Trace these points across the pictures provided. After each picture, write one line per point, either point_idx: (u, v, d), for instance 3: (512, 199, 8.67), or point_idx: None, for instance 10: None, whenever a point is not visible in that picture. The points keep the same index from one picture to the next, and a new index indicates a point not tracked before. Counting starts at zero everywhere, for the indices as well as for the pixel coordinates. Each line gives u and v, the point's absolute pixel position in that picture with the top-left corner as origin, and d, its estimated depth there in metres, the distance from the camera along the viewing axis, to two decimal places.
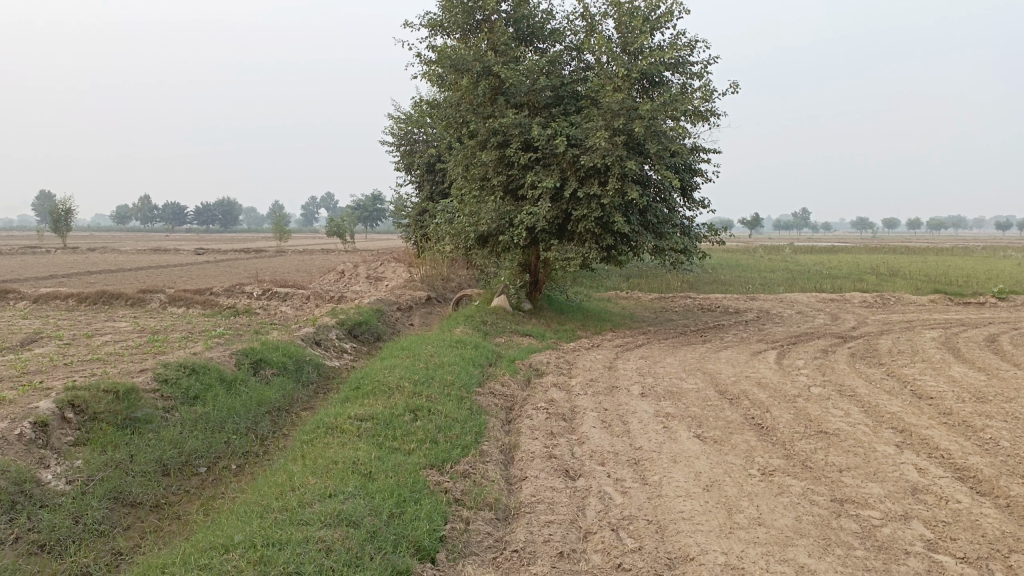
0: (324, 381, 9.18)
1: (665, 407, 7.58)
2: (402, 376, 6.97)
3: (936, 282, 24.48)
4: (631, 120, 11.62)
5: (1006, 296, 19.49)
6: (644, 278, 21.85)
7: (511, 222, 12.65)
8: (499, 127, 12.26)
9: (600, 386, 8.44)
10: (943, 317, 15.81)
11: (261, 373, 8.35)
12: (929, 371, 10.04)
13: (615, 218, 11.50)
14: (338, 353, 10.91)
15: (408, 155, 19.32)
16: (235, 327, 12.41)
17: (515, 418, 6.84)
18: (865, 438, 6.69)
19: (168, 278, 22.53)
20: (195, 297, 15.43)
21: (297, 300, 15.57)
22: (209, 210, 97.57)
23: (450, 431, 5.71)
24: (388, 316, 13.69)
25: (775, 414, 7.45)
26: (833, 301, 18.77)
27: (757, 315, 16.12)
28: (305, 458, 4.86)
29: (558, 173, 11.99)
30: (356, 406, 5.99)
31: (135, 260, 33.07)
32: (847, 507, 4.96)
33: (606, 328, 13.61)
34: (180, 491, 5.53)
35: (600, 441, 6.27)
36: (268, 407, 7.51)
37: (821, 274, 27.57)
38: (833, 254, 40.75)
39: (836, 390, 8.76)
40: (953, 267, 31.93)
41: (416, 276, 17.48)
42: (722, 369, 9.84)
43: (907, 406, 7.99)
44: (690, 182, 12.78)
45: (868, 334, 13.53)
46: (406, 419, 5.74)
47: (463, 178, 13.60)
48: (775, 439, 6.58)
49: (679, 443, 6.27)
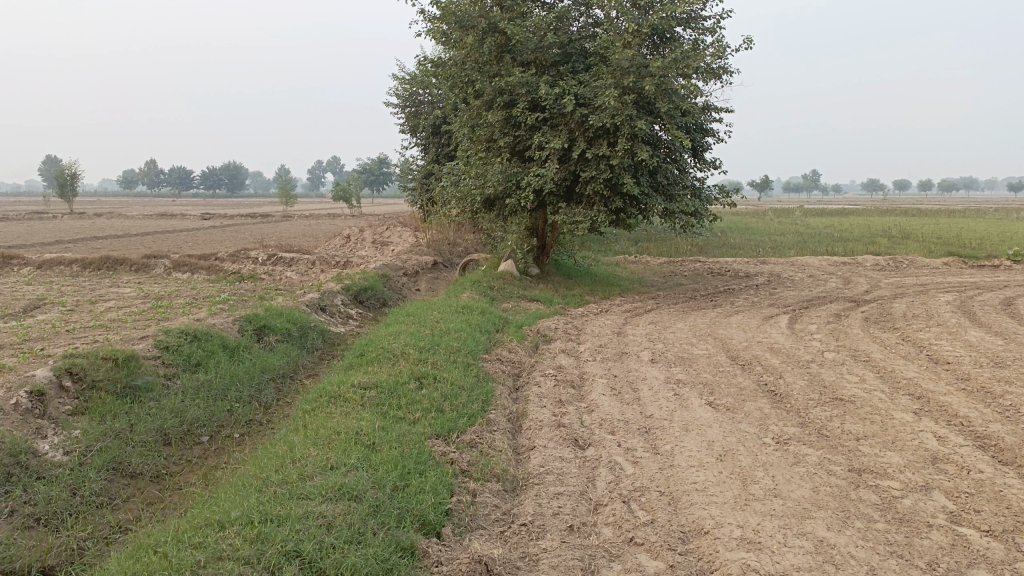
0: (329, 347, 9.06)
1: (676, 373, 7.43)
2: (407, 343, 6.81)
3: (949, 245, 24.10)
4: (641, 78, 11.31)
5: (1021, 259, 19.16)
6: (653, 242, 21.58)
7: (518, 184, 12.40)
8: (506, 86, 11.96)
9: (609, 352, 8.28)
10: (957, 280, 15.55)
11: (264, 339, 8.24)
12: (945, 336, 9.84)
13: (624, 179, 11.25)
14: (343, 318, 10.79)
15: (414, 117, 18.98)
16: (240, 292, 12.28)
17: (523, 386, 6.69)
18: (882, 405, 6.52)
19: (173, 243, 22.40)
20: (199, 262, 15.31)
21: (303, 265, 15.43)
22: (215, 175, 97.25)
23: (456, 399, 5.56)
24: (394, 281, 13.53)
25: (789, 380, 7.28)
26: (845, 265, 18.49)
27: (768, 279, 15.89)
28: (306, 428, 4.72)
29: (566, 134, 11.72)
30: (360, 374, 5.85)
31: (141, 225, 32.93)
32: (865, 477, 4.81)
33: (614, 292, 13.42)
34: (181, 461, 5.46)
35: (610, 409, 6.13)
36: (272, 373, 7.40)
37: (833, 236, 27.22)
38: (843, 216, 40.26)
39: (850, 355, 8.58)
40: (966, 229, 31.48)
41: (422, 241, 17.28)
42: (734, 335, 9.66)
43: (924, 372, 7.80)
44: (701, 142, 12.48)
45: (882, 298, 13.30)
46: (411, 387, 5.59)
47: (470, 139, 13.33)
48: (790, 406, 6.41)
49: (691, 411, 6.11)
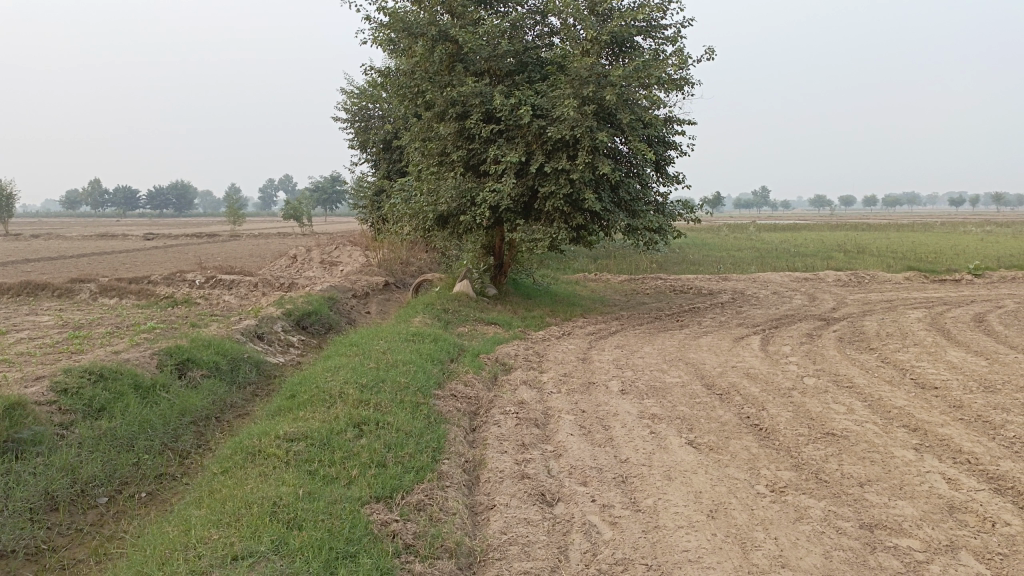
0: (264, 380, 8.16)
1: (649, 406, 6.70)
2: (346, 380, 5.96)
3: (908, 259, 24.06)
4: (600, 87, 10.72)
5: (981, 273, 19.03)
6: (613, 259, 21.00)
7: (473, 200, 11.65)
8: (459, 96, 11.23)
9: (575, 382, 7.54)
10: (922, 296, 15.23)
11: (187, 375, 7.32)
12: (925, 356, 9.33)
13: (586, 194, 10.59)
14: (283, 347, 9.88)
15: (364, 132, 18.12)
16: (171, 319, 11.28)
17: (480, 426, 5.91)
18: (878, 441, 5.88)
19: (109, 265, 21.12)
20: (129, 286, 14.20)
21: (244, 288, 14.43)
22: (162, 194, 94.64)
23: (401, 449, 4.74)
24: (341, 304, 12.64)
25: (772, 412, 6.62)
26: (808, 281, 18.12)
27: (733, 297, 15.38)
28: (212, 498, 3.86)
29: (522, 147, 11.02)
30: (288, 421, 4.98)
31: (80, 246, 31.28)
32: (880, 536, 4.13)
33: (576, 313, 12.72)
34: (69, 531, 4.57)
35: (579, 453, 5.37)
36: (192, 417, 6.54)
37: (790, 252, 27.07)
38: (799, 232, 40.38)
39: (832, 381, 7.97)
40: (917, 244, 31.73)
41: (373, 260, 16.39)
42: (706, 359, 9.02)
43: (914, 399, 7.20)
44: (664, 156, 11.91)
45: (851, 316, 12.84)
46: (349, 437, 4.75)
47: (420, 153, 12.53)
48: (779, 444, 5.74)
49: (671, 454, 5.38)
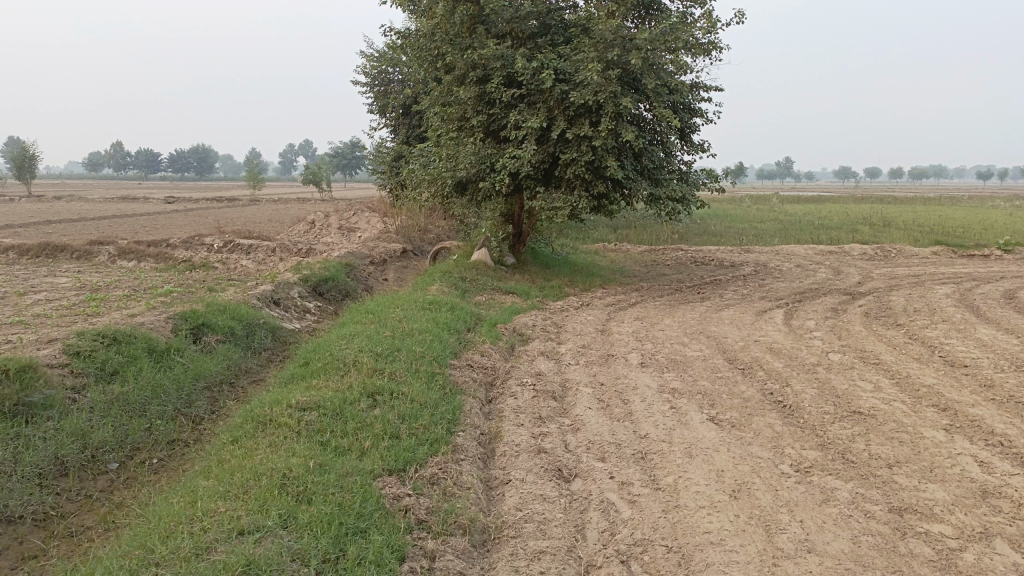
0: (280, 346, 8.09)
1: (669, 380, 6.55)
2: (361, 348, 5.84)
3: (935, 233, 23.55)
4: (625, 52, 10.43)
5: (1011, 249, 18.58)
6: (633, 229, 20.72)
7: (492, 167, 11.43)
8: (479, 59, 10.97)
9: (594, 354, 7.39)
10: (950, 271, 14.88)
11: (202, 340, 7.25)
12: (954, 333, 9.08)
13: (608, 162, 10.34)
14: (299, 312, 9.80)
15: (383, 96, 17.87)
16: (187, 283, 11.23)
17: (496, 398, 5.79)
18: (907, 421, 5.69)
19: (128, 228, 21.14)
20: (147, 249, 14.18)
21: (261, 253, 14.36)
22: (183, 157, 94.94)
23: (415, 421, 4.62)
24: (358, 271, 12.53)
25: (796, 389, 6.44)
26: (832, 254, 17.77)
27: (755, 270, 15.10)
28: (220, 469, 3.78)
29: (544, 113, 10.77)
30: (301, 389, 4.88)
31: (100, 209, 31.40)
32: (910, 520, 3.97)
33: (595, 284, 12.53)
34: (79, 497, 4.53)
35: (598, 428, 5.23)
36: (206, 382, 6.48)
37: (813, 224, 26.62)
38: (823, 204, 39.68)
39: (858, 357, 7.76)
40: (943, 218, 31.10)
41: (391, 227, 16.24)
42: (728, 332, 8.82)
43: (943, 377, 6.99)
44: (690, 123, 11.60)
45: (877, 290, 12.56)
46: (362, 407, 4.64)
47: (440, 118, 12.30)
48: (804, 421, 5.57)
49: (692, 430, 5.23)
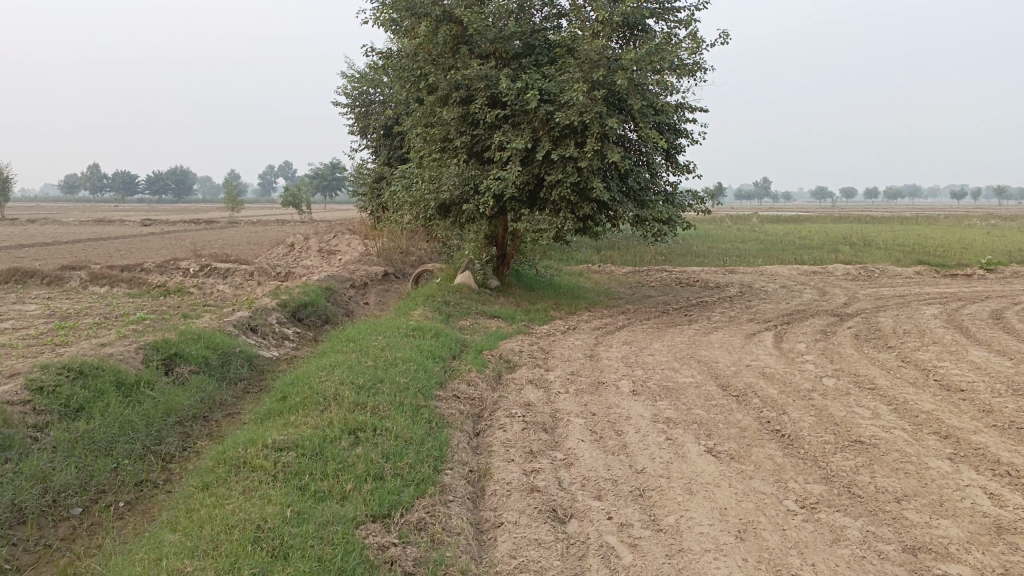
0: (257, 376, 7.78)
1: (663, 409, 6.32)
2: (342, 379, 5.56)
3: (916, 252, 23.62)
4: (610, 72, 10.33)
5: (993, 268, 18.63)
6: (616, 250, 20.57)
7: (476, 188, 11.22)
8: (463, 80, 10.81)
9: (584, 382, 7.16)
10: (935, 291, 14.83)
11: (174, 371, 6.94)
12: (947, 356, 8.94)
13: (594, 183, 10.17)
14: (277, 340, 9.50)
15: (364, 118, 17.65)
16: (161, 310, 10.89)
17: (484, 431, 5.54)
18: (910, 450, 5.49)
19: (102, 251, 20.69)
20: (121, 274, 13.80)
21: (239, 277, 14.03)
22: (161, 179, 94.11)
23: (400, 460, 4.35)
24: (339, 295, 12.24)
25: (793, 417, 6.23)
26: (816, 274, 17.71)
27: (741, 291, 14.96)
28: (189, 520, 3.49)
29: (528, 133, 10.60)
30: (278, 427, 4.59)
31: (73, 232, 30.83)
32: (926, 562, 3.75)
33: (581, 306, 12.32)
34: (37, 548, 4.21)
35: (592, 462, 4.98)
36: (178, 417, 6.17)
37: (795, 244, 26.65)
38: (803, 224, 39.91)
39: (853, 382, 7.58)
40: (922, 237, 31.29)
41: (372, 250, 15.97)
42: (719, 357, 8.62)
43: (941, 403, 6.81)
44: (675, 144, 11.48)
45: (865, 311, 12.46)
46: (343, 445, 4.36)
47: (422, 139, 12.10)
48: (805, 452, 5.36)
49: (691, 464, 5.00)
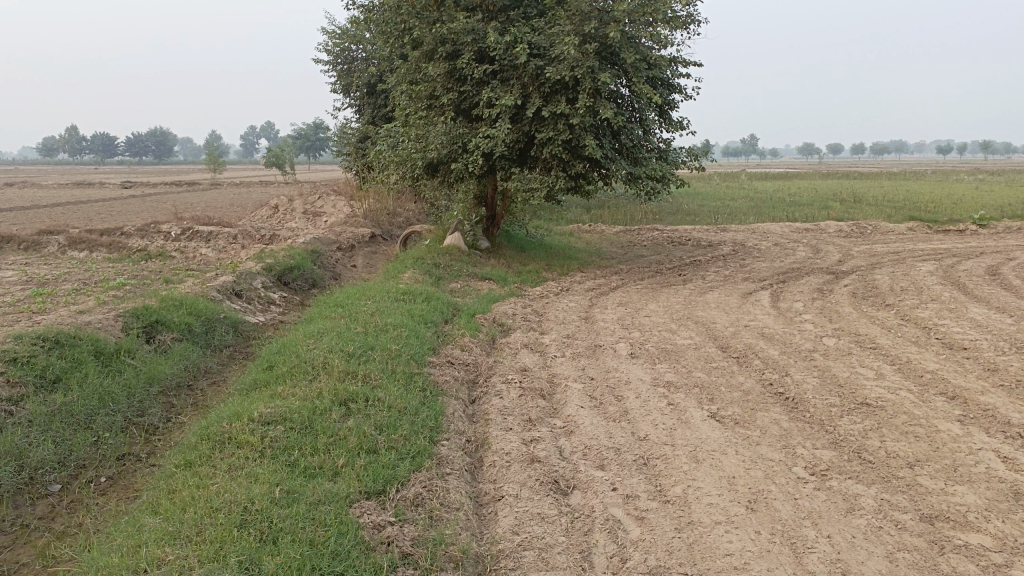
0: (242, 342, 7.54)
1: (663, 373, 6.14)
2: (330, 347, 5.33)
3: (907, 208, 23.45)
4: (602, 24, 9.97)
5: (985, 223, 18.52)
6: (607, 209, 20.29)
7: (464, 147, 10.88)
8: (449, 34, 10.40)
9: (580, 345, 6.97)
10: (929, 247, 14.68)
11: (156, 339, 6.68)
12: (946, 313, 8.80)
13: (586, 140, 9.87)
14: (263, 304, 9.24)
15: (347, 75, 17.15)
16: (143, 275, 10.58)
17: (480, 398, 5.34)
18: (918, 412, 5.34)
19: (82, 215, 20.18)
20: (100, 238, 13.43)
21: (222, 240, 13.68)
22: (141, 141, 92.48)
23: (394, 432, 4.14)
24: (325, 258, 11.95)
25: (796, 378, 6.08)
26: (808, 232, 17.53)
27: (734, 249, 14.77)
28: (171, 502, 3.28)
29: (518, 89, 10.25)
30: (265, 399, 4.36)
31: (52, 195, 30.15)
32: (945, 531, 3.60)
33: (573, 267, 12.10)
34: (13, 528, 4.00)
35: (593, 430, 4.80)
36: (161, 387, 5.94)
37: (786, 201, 26.42)
38: (792, 181, 39.72)
39: (854, 342, 7.42)
40: (912, 192, 31.20)
41: (358, 212, 15.62)
42: (716, 317, 8.45)
43: (946, 363, 6.66)
44: (669, 99, 11.16)
45: (860, 268, 12.31)
46: (333, 417, 4.14)
47: (407, 96, 11.70)
48: (811, 416, 5.20)
49: (695, 430, 4.83)
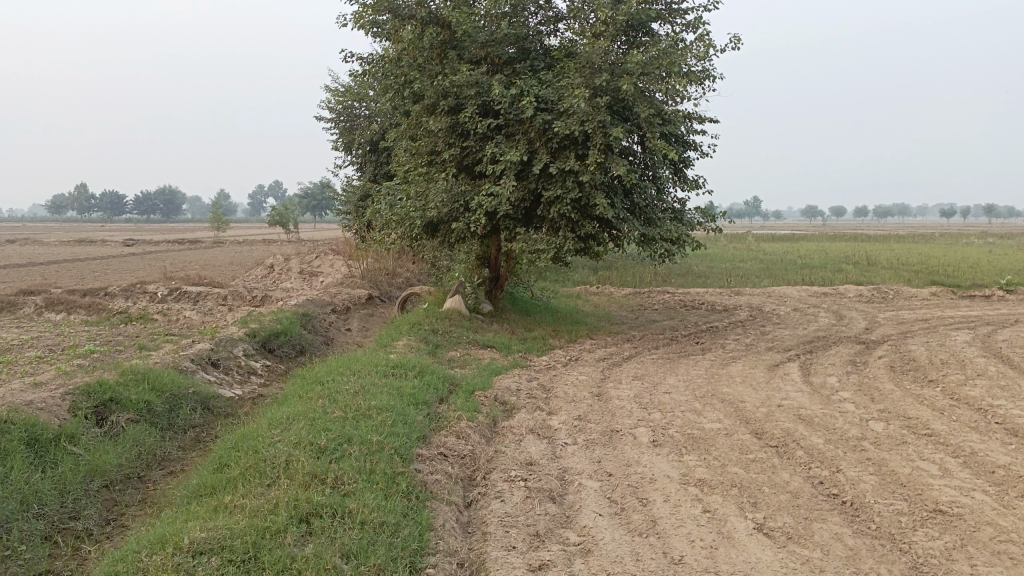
0: (212, 422, 6.67)
1: (693, 467, 5.25)
2: (299, 440, 4.47)
3: (924, 272, 22.67)
4: (614, 77, 9.37)
5: (1012, 288, 17.69)
6: (615, 271, 19.57)
7: (466, 205, 10.16)
8: (451, 87, 9.79)
9: (595, 429, 6.08)
10: (959, 314, 13.82)
11: (108, 421, 5.83)
12: (1000, 391, 7.88)
13: (597, 199, 9.15)
14: (243, 375, 8.38)
15: (349, 133, 16.63)
16: (117, 340, 9.76)
17: (477, 503, 4.45)
18: (1006, 523, 4.40)
19: (72, 274, 19.53)
20: (80, 299, 12.66)
21: (210, 302, 12.89)
22: (149, 199, 93.03)
23: (364, 562, 3.25)
24: (317, 322, 11.14)
25: (851, 476, 5.17)
26: (827, 297, 16.71)
27: (752, 314, 13.93)
28: None
29: (523, 145, 9.58)
30: (206, 516, 3.48)
31: (50, 253, 29.64)
32: None
33: (582, 333, 11.27)
34: None
35: (616, 549, 3.91)
36: (104, 482, 5.07)
37: (798, 263, 25.73)
38: (801, 243, 39.14)
39: (905, 427, 6.50)
40: (925, 255, 30.56)
41: (356, 272, 14.88)
42: (745, 394, 7.58)
43: (1018, 455, 5.74)
44: (684, 157, 10.48)
45: (890, 337, 11.45)
46: (288, 543, 3.26)
47: (408, 152, 11.04)
48: (879, 529, 4.29)
49: (740, 550, 3.93)
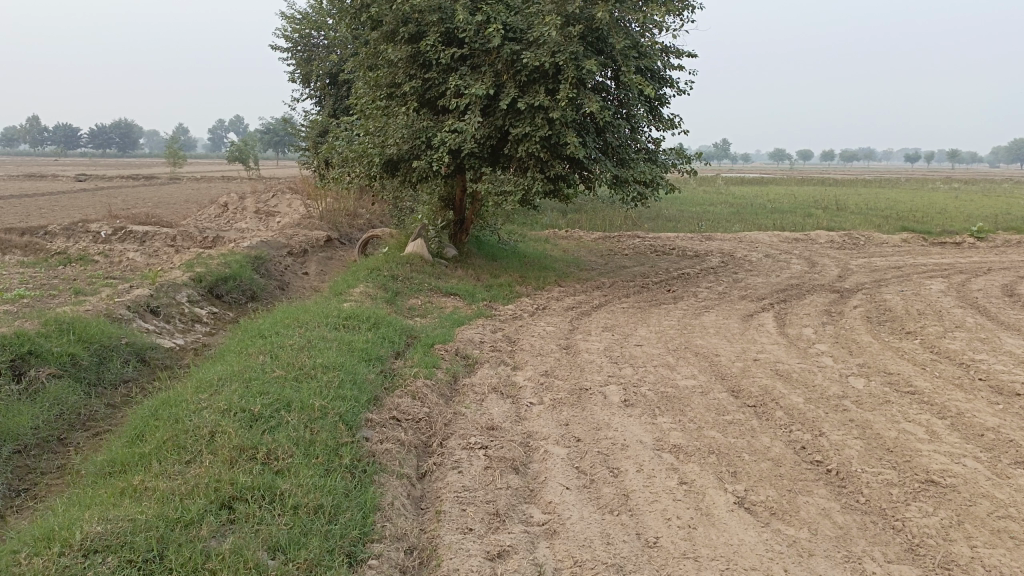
0: (147, 374, 6.11)
1: (668, 430, 4.86)
2: (230, 406, 3.96)
3: (894, 218, 22.53)
4: (589, 5, 8.71)
5: (982, 236, 17.57)
6: (585, 214, 19.07)
7: (429, 143, 9.50)
8: (413, 11, 9.03)
9: (563, 387, 5.66)
10: (931, 262, 13.62)
11: (25, 377, 5.26)
12: (980, 345, 7.61)
13: (568, 137, 8.58)
14: (185, 322, 7.79)
15: (307, 63, 15.67)
16: (51, 284, 9.05)
17: (432, 476, 4.01)
18: (1003, 495, 4.08)
19: (15, 211, 18.47)
20: (16, 238, 11.83)
21: (157, 242, 12.14)
22: (104, 133, 89.72)
23: (293, 557, 2.80)
24: (271, 265, 10.50)
25: (835, 441, 4.82)
26: (797, 242, 16.42)
27: (723, 261, 13.57)
28: None
29: (490, 77, 8.92)
30: (110, 503, 2.99)
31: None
32: None
33: (550, 280, 10.80)
34: None
35: (584, 529, 3.51)
36: (16, 447, 4.53)
37: (768, 208, 25.43)
38: (769, 186, 38.93)
39: (887, 385, 6.18)
40: (893, 200, 30.48)
41: (314, 212, 14.18)
42: (720, 347, 7.21)
43: (1005, 416, 5.45)
44: (660, 93, 9.90)
45: (865, 286, 11.18)
46: (203, 538, 2.80)
47: (366, 83, 10.28)
48: (870, 503, 3.94)
49: (722, 530, 3.56)
